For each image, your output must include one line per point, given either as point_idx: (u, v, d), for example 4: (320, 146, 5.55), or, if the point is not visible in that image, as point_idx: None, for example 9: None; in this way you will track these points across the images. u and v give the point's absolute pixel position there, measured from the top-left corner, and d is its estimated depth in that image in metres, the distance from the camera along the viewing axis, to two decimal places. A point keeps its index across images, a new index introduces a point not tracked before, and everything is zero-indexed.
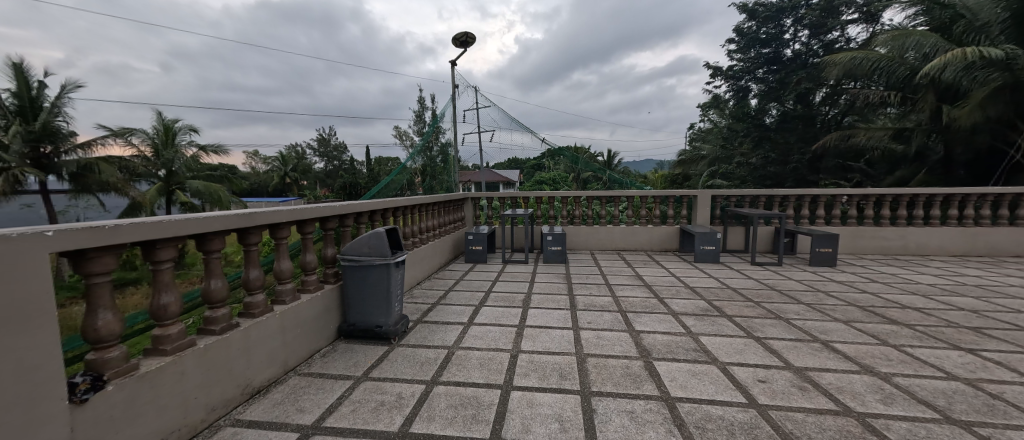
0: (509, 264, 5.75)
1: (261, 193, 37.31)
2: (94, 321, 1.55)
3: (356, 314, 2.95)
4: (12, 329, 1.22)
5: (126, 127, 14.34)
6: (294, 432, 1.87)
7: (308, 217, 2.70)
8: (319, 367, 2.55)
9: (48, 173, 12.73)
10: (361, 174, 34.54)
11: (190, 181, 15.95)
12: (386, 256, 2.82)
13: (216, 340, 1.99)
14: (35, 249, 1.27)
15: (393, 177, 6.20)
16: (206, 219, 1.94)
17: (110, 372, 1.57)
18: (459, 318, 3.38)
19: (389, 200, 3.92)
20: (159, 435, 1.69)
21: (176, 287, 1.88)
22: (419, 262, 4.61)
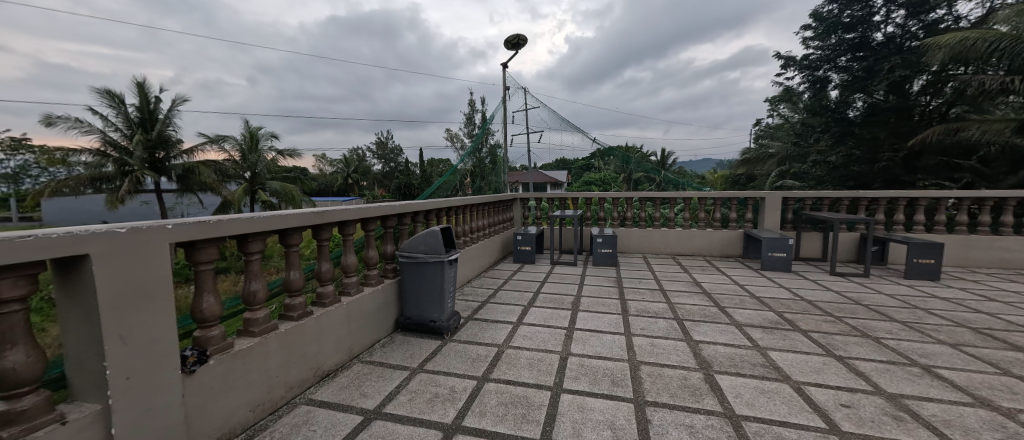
0: (558, 265, 5.70)
1: (327, 194, 40.51)
2: (200, 304, 1.80)
3: (412, 308, 3.10)
4: (141, 304, 1.46)
5: (221, 135, 16.35)
6: (358, 415, 2.02)
7: (371, 216, 2.91)
8: (379, 357, 2.72)
9: (162, 175, 14.90)
10: (415, 176, 36.17)
11: (270, 182, 17.75)
12: (440, 254, 2.95)
13: (294, 325, 2.21)
14: (157, 238, 1.51)
15: (445, 179, 6.47)
16: (287, 216, 2.17)
17: (212, 348, 1.81)
18: (509, 317, 3.43)
19: (442, 201, 4.09)
20: (248, 407, 1.92)
21: (264, 276, 2.12)
22: (470, 261, 4.75)
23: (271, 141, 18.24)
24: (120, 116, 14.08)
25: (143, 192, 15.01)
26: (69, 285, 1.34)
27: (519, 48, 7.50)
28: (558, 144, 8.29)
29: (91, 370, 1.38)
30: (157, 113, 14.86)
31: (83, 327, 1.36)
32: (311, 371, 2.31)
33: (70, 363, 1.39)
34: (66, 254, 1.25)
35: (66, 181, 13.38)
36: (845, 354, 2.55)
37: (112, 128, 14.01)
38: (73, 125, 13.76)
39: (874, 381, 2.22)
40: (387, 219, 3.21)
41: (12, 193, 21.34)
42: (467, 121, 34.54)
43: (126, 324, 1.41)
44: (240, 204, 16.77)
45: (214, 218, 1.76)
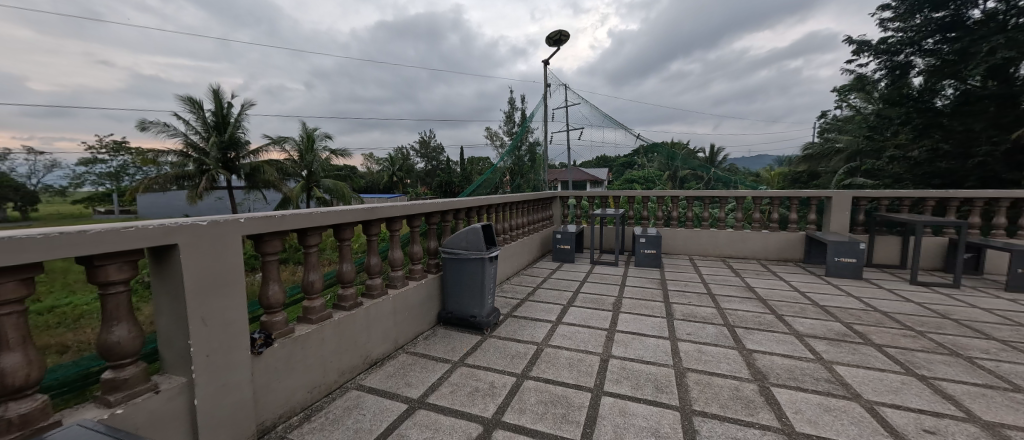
0: (598, 265, 5.58)
1: (374, 191, 42.49)
2: (266, 292, 1.96)
3: (453, 303, 3.18)
4: (218, 290, 1.62)
5: (282, 136, 17.69)
6: (404, 403, 2.11)
7: (416, 212, 3.02)
8: (423, 348, 2.82)
9: (233, 173, 16.43)
10: (456, 174, 36.95)
11: (324, 180, 18.87)
12: (481, 251, 3.00)
13: (346, 314, 2.35)
14: (231, 230, 1.67)
15: (486, 177, 6.56)
16: (341, 212, 2.31)
17: (276, 332, 1.97)
18: (548, 316, 3.41)
19: (483, 199, 4.15)
20: (307, 388, 2.07)
21: (320, 267, 2.27)
22: (509, 258, 4.79)
23: (325, 141, 19.43)
24: (199, 120, 15.68)
25: (216, 188, 16.63)
26: (161, 270, 1.51)
27: (561, 45, 7.42)
28: (600, 141, 8.11)
29: (179, 347, 1.56)
30: (230, 117, 16.36)
31: (172, 308, 1.54)
32: (361, 359, 2.44)
33: (161, 339, 1.58)
34: (159, 244, 1.41)
35: (157, 179, 15.15)
36: (928, 374, 2.28)
37: (193, 131, 15.64)
38: (162, 129, 15.52)
39: (963, 405, 1.97)
40: (432, 216, 3.32)
41: (114, 189, 24.46)
42: (507, 119, 34.70)
43: (207, 307, 1.58)
44: (298, 200, 18.06)
45: (279, 214, 1.91)
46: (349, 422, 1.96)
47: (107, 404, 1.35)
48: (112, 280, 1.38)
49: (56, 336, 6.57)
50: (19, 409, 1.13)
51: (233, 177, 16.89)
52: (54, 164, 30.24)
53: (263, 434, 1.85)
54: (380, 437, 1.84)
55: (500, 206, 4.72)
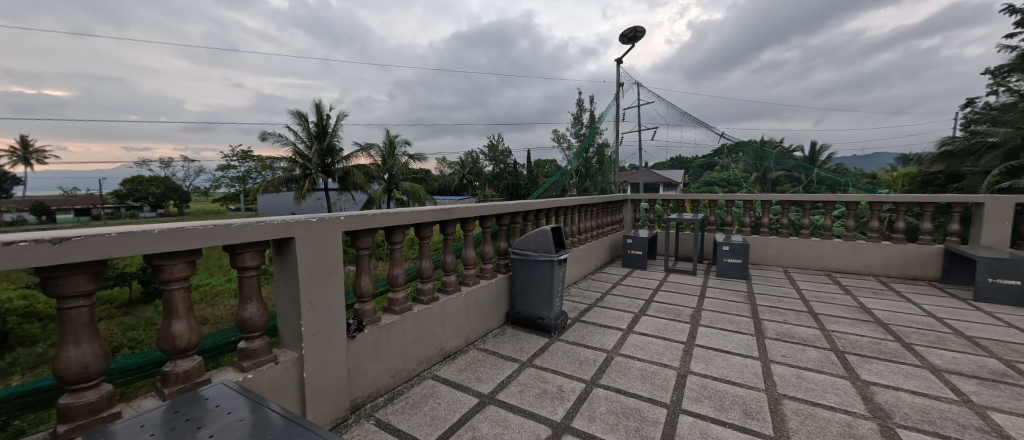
0: (673, 273, 5.20)
1: (445, 192, 44.57)
2: (359, 282, 2.19)
3: (522, 303, 3.22)
4: (323, 278, 1.84)
5: (368, 143, 19.52)
6: (474, 397, 2.19)
7: (489, 213, 3.11)
8: (492, 346, 2.90)
9: (329, 177, 18.61)
10: (523, 176, 37.29)
11: (403, 183, 20.33)
12: (551, 254, 2.98)
13: (424, 308, 2.52)
14: (334, 226, 1.89)
15: (554, 180, 6.63)
16: (422, 212, 2.48)
17: (366, 319, 2.18)
18: (619, 324, 3.27)
19: (553, 201, 4.14)
20: (389, 373, 2.25)
21: (403, 263, 2.46)
22: (577, 262, 4.70)
23: (404, 147, 20.93)
24: (304, 130, 18.05)
25: (316, 189, 18.92)
26: (281, 259, 1.76)
27: (636, 41, 7.08)
28: (677, 141, 7.55)
29: (292, 326, 1.80)
30: (328, 127, 18.51)
31: (289, 291, 1.79)
32: (434, 352, 2.57)
33: (280, 318, 1.84)
34: (281, 236, 1.64)
35: (271, 181, 17.73)
36: None
37: (300, 140, 18.07)
38: (276, 139, 18.11)
39: None
40: (505, 217, 3.41)
41: (240, 190, 29.17)
42: (575, 121, 34.12)
43: (314, 292, 1.81)
44: (380, 201, 19.74)
45: (371, 212, 2.12)
46: (426, 409, 2.08)
47: (241, 369, 1.63)
48: (246, 266, 1.64)
49: (198, 310, 8.07)
50: (183, 366, 1.40)
51: (329, 180, 19.13)
52: (200, 170, 37.02)
53: (355, 410, 2.06)
54: (454, 426, 1.92)
55: (571, 209, 4.67)
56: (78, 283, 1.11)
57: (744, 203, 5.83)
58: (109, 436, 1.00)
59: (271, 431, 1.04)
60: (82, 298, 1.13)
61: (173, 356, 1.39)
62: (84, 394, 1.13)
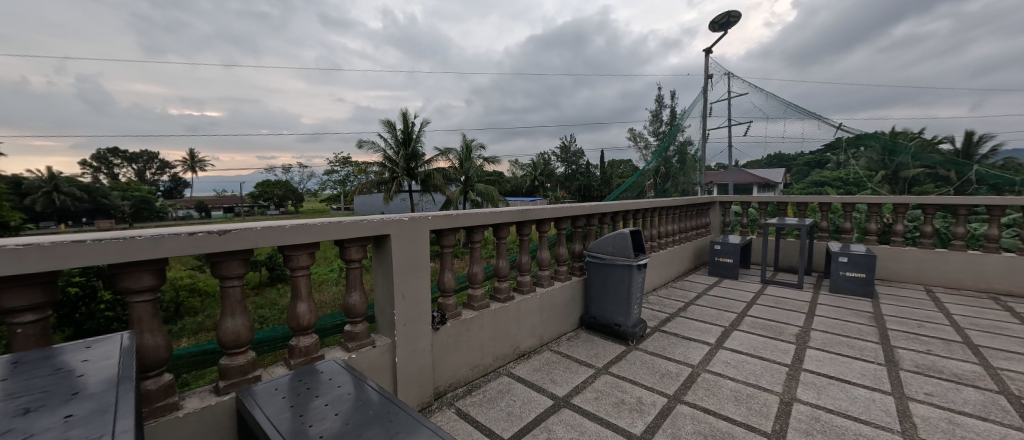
0: (772, 285, 4.60)
1: (518, 194, 45.18)
2: (443, 277, 2.33)
3: (597, 308, 3.12)
4: (413, 273, 1.99)
5: (448, 148, 20.69)
6: (550, 399, 2.18)
7: (564, 215, 3.07)
8: (566, 349, 2.86)
9: (413, 179, 20.13)
10: (598, 177, 36.13)
11: (478, 185, 21.10)
12: (629, 257, 2.84)
13: (501, 306, 2.59)
14: (422, 225, 2.03)
15: (632, 180, 6.10)
16: (500, 212, 2.55)
17: (449, 313, 2.31)
18: (706, 337, 3.00)
19: (633, 203, 3.93)
20: (468, 366, 2.36)
21: (482, 261, 2.55)
22: (657, 268, 4.41)
23: (480, 151, 21.74)
24: (393, 137, 19.78)
25: (402, 191, 20.59)
26: (379, 253, 1.95)
27: (728, 27, 6.44)
28: (778, 135, 6.73)
29: (387, 314, 1.99)
30: (413, 134, 20.01)
31: (384, 282, 1.97)
32: (509, 351, 2.63)
33: (378, 307, 2.04)
34: (379, 233, 1.83)
35: (365, 184, 19.73)
36: None
37: (389, 146, 19.85)
38: (371, 146, 20.17)
39: None
40: (581, 219, 3.34)
41: (340, 191, 32.94)
42: (655, 118, 32.08)
43: (405, 284, 1.97)
44: (457, 202, 20.70)
45: (455, 212, 2.24)
46: (502, 404, 2.14)
47: (347, 349, 1.84)
48: (351, 258, 1.85)
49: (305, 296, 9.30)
50: (304, 342, 1.63)
51: (413, 182, 20.67)
52: (311, 174, 42.82)
53: (438, 397, 2.20)
54: (529, 425, 1.94)
55: (652, 211, 4.39)
56: (234, 267, 1.36)
57: (867, 206, 4.91)
58: (253, 395, 1.21)
59: (371, 407, 1.15)
60: (235, 279, 1.38)
61: (298, 332, 1.63)
62: (236, 358, 1.38)
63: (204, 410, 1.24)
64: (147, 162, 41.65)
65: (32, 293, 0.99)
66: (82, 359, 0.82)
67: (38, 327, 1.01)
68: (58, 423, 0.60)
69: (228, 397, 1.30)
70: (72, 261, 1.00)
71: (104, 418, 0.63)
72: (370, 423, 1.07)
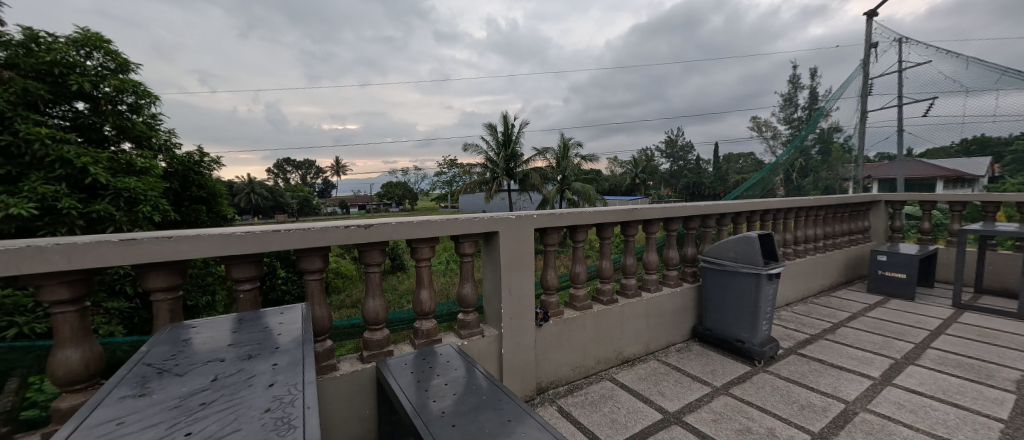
0: (970, 312, 3.48)
1: (619, 193, 43.12)
2: (546, 275, 2.35)
3: (714, 319, 2.78)
4: (518, 269, 2.06)
5: (546, 147, 20.84)
6: (658, 412, 2.03)
7: (675, 215, 2.81)
8: (675, 361, 2.62)
9: (512, 179, 20.78)
10: (712, 174, 32.08)
11: (574, 183, 20.78)
12: (756, 266, 2.45)
13: (604, 308, 2.49)
14: (528, 223, 2.08)
15: (760, 175, 5.08)
16: (605, 212, 2.46)
17: (552, 311, 2.32)
18: (864, 369, 2.43)
19: (763, 202, 3.38)
20: (569, 366, 2.34)
21: (585, 261, 2.49)
22: (791, 280, 3.72)
23: (577, 149, 21.31)
24: (494, 139, 20.69)
25: (501, 191, 21.41)
26: (489, 249, 2.06)
27: None
28: (984, 114, 5.08)
29: (494, 307, 2.09)
30: (513, 135, 20.65)
31: (492, 277, 2.08)
32: (611, 355, 2.52)
33: (486, 299, 2.16)
34: (488, 230, 1.93)
35: (469, 184, 21.08)
36: None
37: (491, 148, 20.85)
38: (474, 149, 21.43)
39: None
40: (696, 219, 3.00)
41: (448, 191, 35.80)
42: (788, 101, 27.12)
43: (511, 280, 2.04)
44: (553, 201, 20.63)
45: (558, 211, 2.24)
46: (606, 410, 2.06)
47: (460, 336, 1.99)
48: (465, 252, 1.99)
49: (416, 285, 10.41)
50: (426, 325, 1.82)
51: (512, 182, 21.34)
52: (425, 176, 47.64)
53: (540, 392, 2.23)
54: (636, 437, 1.83)
55: (789, 210, 3.72)
56: (374, 256, 1.58)
57: None
58: (387, 367, 1.40)
59: (482, 393, 1.22)
60: (374, 265, 1.61)
61: (420, 316, 1.82)
62: (376, 333, 1.60)
63: (352, 374, 1.47)
64: (308, 168, 51.70)
65: (249, 267, 1.31)
66: (280, 321, 1.05)
67: (251, 294, 1.33)
68: (269, 368, 0.78)
69: (369, 366, 1.53)
70: (272, 246, 1.28)
71: (295, 369, 0.79)
72: (482, 407, 1.13)
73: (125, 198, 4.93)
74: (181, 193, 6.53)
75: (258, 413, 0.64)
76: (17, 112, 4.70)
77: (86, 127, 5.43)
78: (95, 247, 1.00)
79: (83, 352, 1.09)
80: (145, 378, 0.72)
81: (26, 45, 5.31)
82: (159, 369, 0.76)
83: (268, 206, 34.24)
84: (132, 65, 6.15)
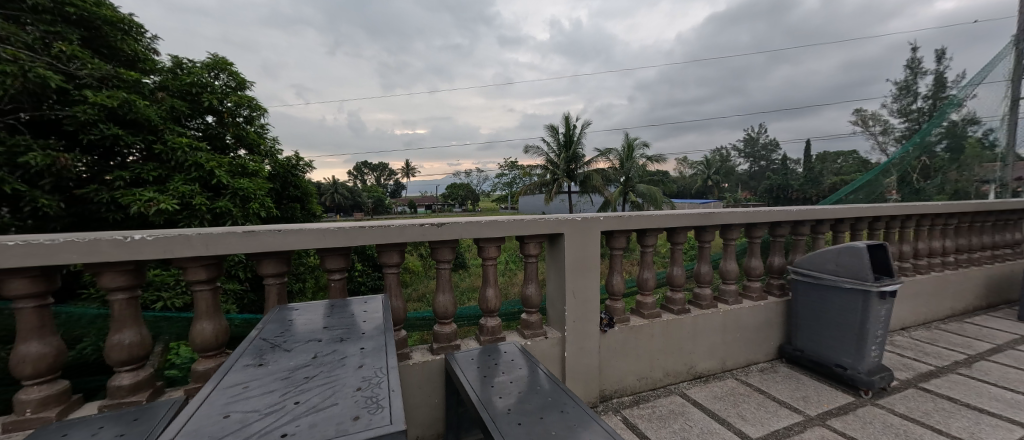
0: None
1: (689, 195, 40.25)
2: (611, 280, 2.27)
3: (806, 339, 2.46)
4: (583, 272, 2.02)
5: (609, 148, 20.22)
6: (737, 437, 1.84)
7: (760, 220, 2.53)
8: (758, 382, 2.36)
9: (572, 181, 20.42)
10: (801, 175, 28.53)
11: (639, 185, 19.89)
12: (864, 282, 2.10)
13: (674, 318, 2.34)
14: (594, 226, 2.02)
15: (868, 175, 4.37)
16: (678, 216, 2.31)
17: (618, 317, 2.24)
18: (1013, 414, 1.98)
19: (873, 207, 2.91)
20: (635, 376, 2.24)
21: (654, 267, 2.36)
22: (908, 299, 3.14)
23: (642, 149, 20.37)
24: (556, 141, 20.51)
25: (561, 193, 21.17)
26: (554, 251, 2.05)
27: None
28: None
29: (558, 309, 2.07)
30: (574, 136, 20.32)
31: (556, 279, 2.06)
32: (680, 369, 2.35)
33: (549, 301, 2.15)
34: (553, 232, 1.92)
35: (529, 186, 21.18)
36: None
37: (552, 149, 20.74)
38: (535, 151, 21.51)
39: None
40: (786, 225, 2.68)
41: (508, 193, 36.31)
42: (905, 89, 23.14)
43: (576, 283, 2.01)
44: (616, 203, 19.91)
45: (626, 214, 2.15)
46: (676, 427, 1.93)
47: (523, 336, 2.01)
48: (529, 253, 2.00)
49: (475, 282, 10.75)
50: (491, 323, 1.86)
51: (572, 184, 21.01)
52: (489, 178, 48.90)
53: (603, 400, 2.16)
54: None
55: (908, 218, 3.16)
56: (445, 253, 1.67)
57: None
58: (455, 360, 1.46)
59: (546, 394, 1.21)
60: (445, 262, 1.69)
61: (486, 313, 1.87)
62: (445, 327, 1.68)
63: (423, 363, 1.56)
64: (383, 171, 56.04)
65: (339, 259, 1.46)
66: (364, 310, 1.16)
67: (341, 282, 1.48)
68: (358, 351, 0.86)
69: (439, 357, 1.61)
70: (358, 240, 1.41)
71: (380, 354, 0.86)
72: (546, 409, 1.12)
73: (240, 196, 5.78)
74: (281, 192, 7.47)
75: (351, 390, 0.71)
76: (167, 126, 5.77)
77: (213, 137, 6.48)
78: (225, 237, 1.19)
79: (215, 325, 1.30)
80: (263, 351, 0.84)
81: (174, 71, 6.49)
82: (272, 343, 0.88)
83: (348, 205, 37.71)
84: (247, 83, 7.20)
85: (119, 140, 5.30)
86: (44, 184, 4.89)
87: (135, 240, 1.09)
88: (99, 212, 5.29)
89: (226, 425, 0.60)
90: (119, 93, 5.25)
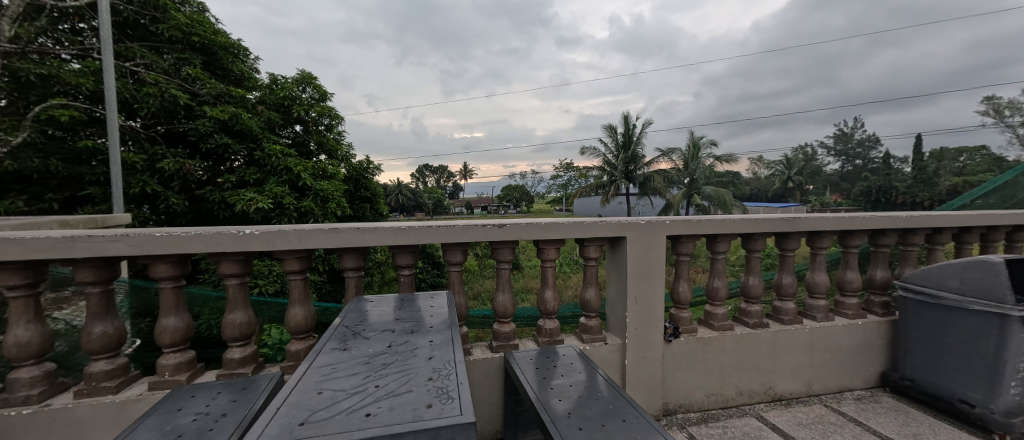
0: None
1: (766, 198, 36.58)
2: (677, 287, 2.14)
3: (917, 367, 2.10)
4: (646, 278, 1.93)
5: (672, 147, 19.13)
6: None
7: (859, 228, 2.22)
8: (853, 411, 2.07)
9: (631, 182, 19.57)
10: (909, 175, 24.54)
11: (705, 187, 18.54)
12: (1003, 304, 1.73)
13: (750, 332, 2.14)
14: (659, 230, 1.93)
15: (1004, 175, 3.62)
16: (755, 221, 2.11)
17: (684, 327, 2.10)
18: None
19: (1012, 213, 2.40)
20: (702, 392, 2.09)
21: (726, 276, 2.18)
22: None
23: (710, 149, 18.96)
24: (614, 141, 19.85)
25: (619, 195, 20.46)
26: (615, 255, 1.98)
27: None
28: None
29: (619, 315, 2.00)
30: (634, 136, 19.52)
31: (617, 284, 2.00)
32: (756, 388, 2.14)
33: (609, 306, 2.09)
34: (615, 235, 1.87)
35: (585, 188, 20.75)
36: None
37: (610, 150, 20.12)
38: (592, 152, 21.02)
39: None
40: (893, 234, 2.32)
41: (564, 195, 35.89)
42: None
43: (638, 289, 1.93)
44: (679, 206, 18.75)
45: (695, 218, 2.01)
46: None
47: (581, 340, 1.97)
48: (589, 256, 1.96)
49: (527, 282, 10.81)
50: (549, 324, 1.85)
51: (631, 186, 20.18)
52: (545, 179, 48.78)
53: (666, 414, 2.04)
54: None
55: None
56: (505, 253, 1.70)
57: None
58: (513, 360, 1.48)
59: (607, 401, 1.18)
60: (505, 263, 1.72)
61: (545, 315, 1.87)
62: (505, 326, 1.71)
63: (482, 360, 1.60)
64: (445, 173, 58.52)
65: (408, 256, 1.56)
66: (430, 305, 1.22)
67: (410, 278, 1.58)
68: (428, 343, 0.91)
69: (497, 355, 1.64)
70: (426, 239, 1.49)
71: (447, 347, 0.90)
72: (605, 417, 1.09)
73: (321, 197, 6.44)
74: (355, 193, 8.15)
75: (423, 379, 0.75)
76: (265, 135, 6.60)
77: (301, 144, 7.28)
78: (314, 233, 1.34)
79: (304, 311, 1.45)
80: (346, 337, 0.92)
81: (271, 87, 7.42)
82: (353, 331, 0.97)
83: (412, 205, 39.94)
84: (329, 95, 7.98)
85: (229, 148, 6.20)
86: (174, 186, 5.88)
87: (246, 234, 1.28)
88: (213, 210, 6.22)
89: (321, 400, 0.67)
90: (229, 107, 6.17)
